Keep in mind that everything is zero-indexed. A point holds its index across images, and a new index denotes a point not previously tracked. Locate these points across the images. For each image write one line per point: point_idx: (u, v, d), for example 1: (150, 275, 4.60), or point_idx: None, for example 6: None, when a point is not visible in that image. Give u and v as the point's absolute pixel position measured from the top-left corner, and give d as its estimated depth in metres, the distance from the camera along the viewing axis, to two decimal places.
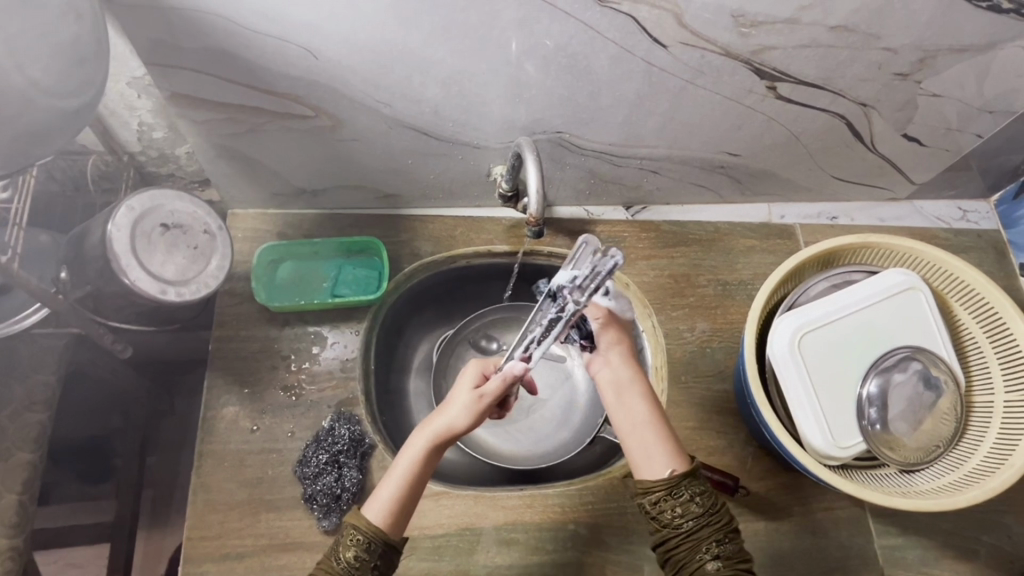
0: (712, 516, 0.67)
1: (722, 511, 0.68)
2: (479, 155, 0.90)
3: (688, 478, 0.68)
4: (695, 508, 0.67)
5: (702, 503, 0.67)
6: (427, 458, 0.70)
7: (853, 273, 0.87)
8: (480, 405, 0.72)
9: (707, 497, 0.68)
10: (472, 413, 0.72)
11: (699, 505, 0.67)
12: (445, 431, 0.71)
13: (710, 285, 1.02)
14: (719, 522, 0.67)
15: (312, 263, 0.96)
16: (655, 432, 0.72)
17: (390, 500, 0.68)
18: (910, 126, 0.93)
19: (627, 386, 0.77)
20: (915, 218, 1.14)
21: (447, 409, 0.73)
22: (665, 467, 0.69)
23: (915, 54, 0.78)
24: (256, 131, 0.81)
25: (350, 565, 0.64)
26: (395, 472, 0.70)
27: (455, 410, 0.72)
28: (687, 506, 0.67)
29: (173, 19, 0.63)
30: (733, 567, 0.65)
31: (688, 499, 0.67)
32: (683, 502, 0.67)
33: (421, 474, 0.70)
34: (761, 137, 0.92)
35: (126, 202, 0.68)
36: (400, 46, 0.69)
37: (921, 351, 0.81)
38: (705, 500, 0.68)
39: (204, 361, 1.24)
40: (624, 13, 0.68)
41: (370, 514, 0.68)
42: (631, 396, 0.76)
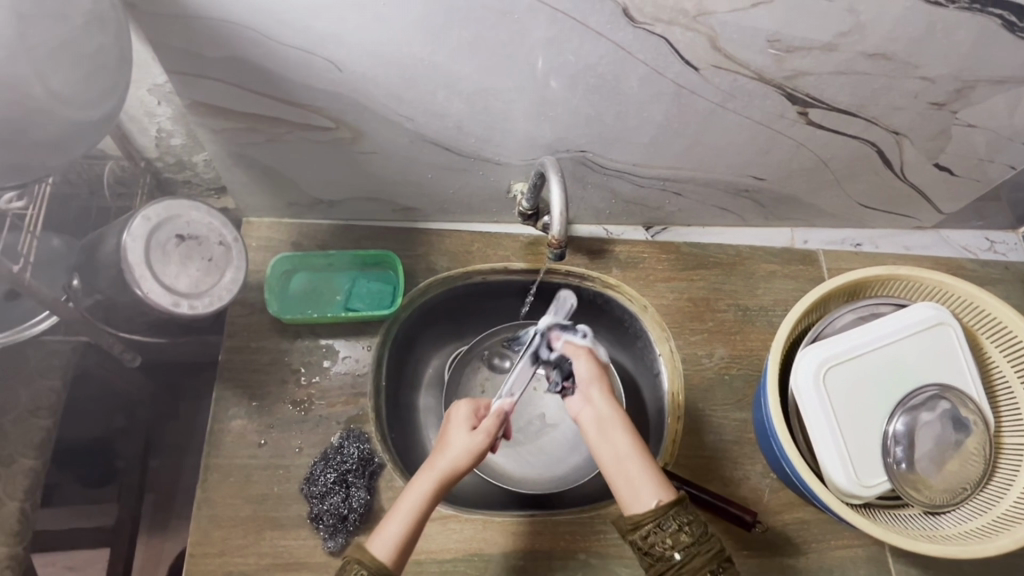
0: (704, 546, 0.65)
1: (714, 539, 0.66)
2: (500, 172, 0.88)
3: (676, 506, 0.66)
4: (685, 538, 0.65)
5: (692, 532, 0.66)
6: (433, 498, 0.69)
7: (881, 306, 0.84)
8: (481, 444, 0.73)
9: (696, 524, 0.66)
10: (474, 452, 0.72)
11: (690, 534, 0.65)
12: (450, 469, 0.70)
13: (730, 310, 1.00)
14: (712, 552, 0.65)
15: (326, 274, 0.94)
16: (641, 463, 0.70)
17: (398, 535, 0.67)
18: (942, 156, 0.91)
19: (606, 420, 0.75)
20: (942, 247, 1.12)
21: (448, 448, 0.73)
22: (658, 496, 0.68)
23: (953, 84, 0.76)
24: (276, 140, 0.80)
25: None
26: (400, 510, 0.68)
27: (455, 445, 0.72)
28: (678, 537, 0.65)
29: (198, 27, 0.62)
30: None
31: (677, 528, 0.65)
32: (673, 533, 0.65)
33: (425, 512, 0.69)
34: (789, 161, 0.90)
35: (142, 212, 0.67)
36: (426, 61, 0.68)
37: (949, 390, 0.78)
38: (696, 529, 0.66)
39: (212, 365, 1.23)
40: (658, 34, 0.66)
41: (375, 550, 0.66)
42: (611, 423, 0.75)
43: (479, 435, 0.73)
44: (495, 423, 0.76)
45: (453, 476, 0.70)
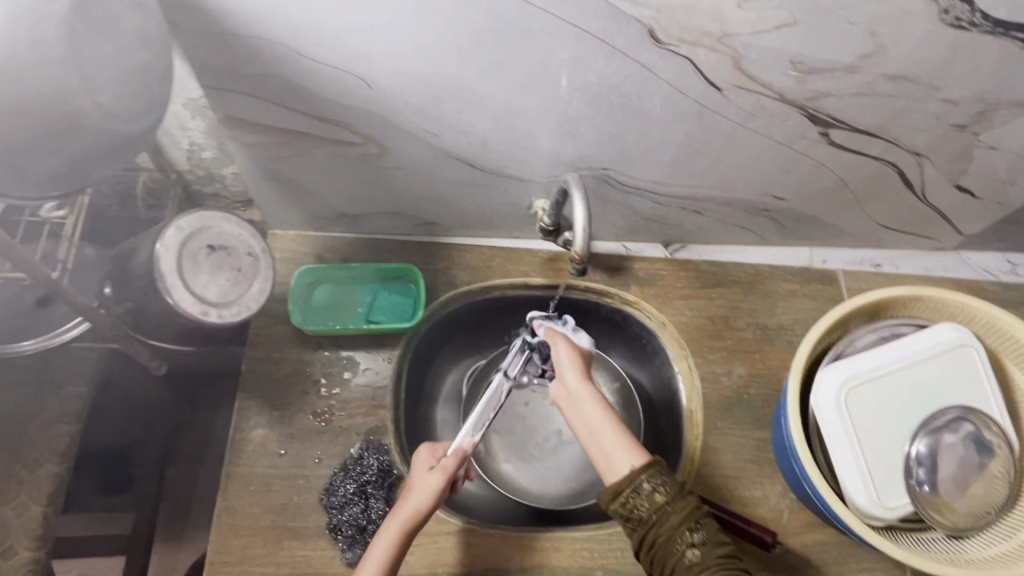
0: (679, 502, 0.69)
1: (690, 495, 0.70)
2: (522, 188, 0.89)
3: (647, 468, 0.70)
4: (660, 497, 0.69)
5: (667, 492, 0.69)
6: (398, 546, 0.73)
7: (902, 326, 0.85)
8: (440, 483, 0.77)
9: (669, 483, 0.70)
10: (434, 492, 0.76)
11: (664, 493, 0.69)
12: (414, 515, 0.74)
13: (749, 328, 1.00)
14: (688, 506, 0.68)
15: (348, 288, 0.95)
16: (615, 434, 0.76)
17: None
18: (964, 177, 0.91)
19: (580, 399, 0.81)
20: (962, 269, 1.11)
21: (410, 494, 0.76)
22: (632, 460, 0.73)
23: (975, 106, 0.77)
24: (304, 155, 0.82)
25: None
26: (370, 559, 0.72)
27: (419, 491, 0.76)
28: (652, 498, 0.69)
29: (235, 45, 0.64)
30: (713, 551, 0.66)
31: (650, 489, 0.69)
32: (648, 494, 0.69)
33: (392, 562, 0.72)
34: (810, 181, 0.91)
35: (175, 222, 0.69)
36: (454, 79, 0.69)
37: (973, 412, 0.78)
38: (671, 488, 0.70)
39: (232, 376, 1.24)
40: (682, 55, 0.67)
41: None
42: (583, 397, 0.81)
43: (436, 475, 0.77)
44: (455, 462, 0.79)
45: (413, 524, 0.74)
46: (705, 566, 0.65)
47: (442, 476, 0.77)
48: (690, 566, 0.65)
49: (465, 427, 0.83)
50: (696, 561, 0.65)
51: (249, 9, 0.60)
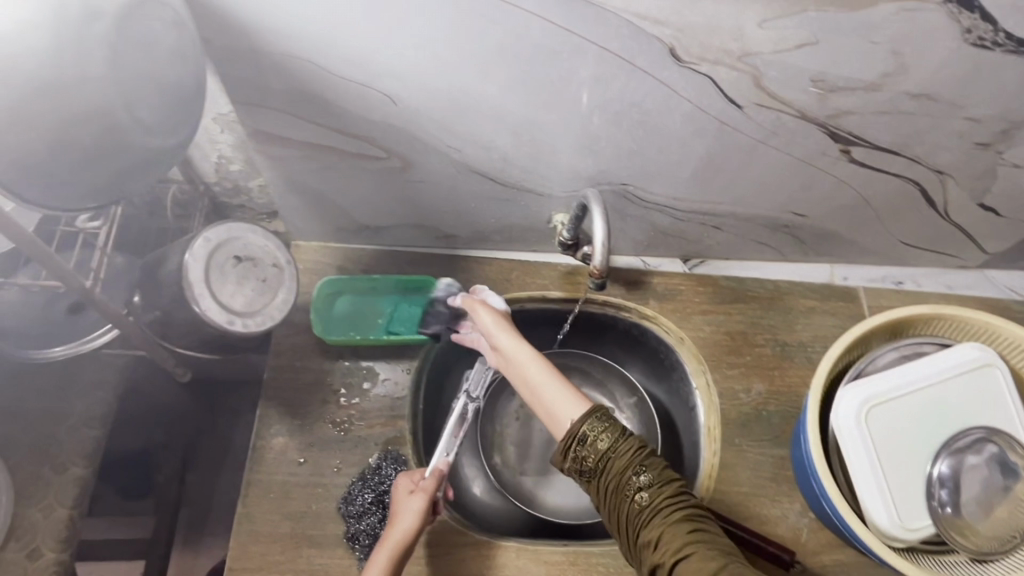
0: (623, 445, 0.70)
1: (634, 437, 0.72)
2: (542, 202, 0.90)
3: (588, 418, 0.72)
4: (604, 444, 0.71)
5: (611, 438, 0.71)
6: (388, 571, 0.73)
7: (924, 346, 0.84)
8: (423, 503, 0.77)
9: (612, 429, 0.72)
10: (420, 514, 0.76)
11: (608, 439, 0.71)
12: (403, 539, 0.74)
13: (768, 344, 1.00)
14: (632, 449, 0.70)
15: (369, 298, 0.96)
16: (554, 386, 0.77)
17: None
18: (988, 196, 0.90)
19: (515, 359, 0.81)
20: (987, 288, 1.10)
21: (395, 519, 0.76)
22: (575, 408, 0.74)
23: (999, 125, 0.76)
24: (329, 168, 0.83)
25: None
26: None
27: (405, 514, 0.76)
28: (597, 445, 0.71)
29: (265, 62, 0.66)
30: (662, 493, 0.67)
31: (593, 437, 0.71)
32: (592, 442, 0.71)
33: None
34: (830, 198, 0.91)
35: (204, 233, 0.70)
36: (477, 96, 0.71)
37: (998, 434, 0.77)
38: (616, 434, 0.71)
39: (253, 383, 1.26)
40: (703, 73, 0.68)
41: None
42: (519, 355, 0.81)
43: (418, 497, 0.77)
44: (435, 481, 0.80)
45: (401, 549, 0.74)
46: (655, 508, 0.67)
47: (424, 497, 0.77)
48: (641, 510, 0.67)
49: (438, 448, 0.85)
50: (646, 505, 0.67)
51: (280, 27, 0.62)
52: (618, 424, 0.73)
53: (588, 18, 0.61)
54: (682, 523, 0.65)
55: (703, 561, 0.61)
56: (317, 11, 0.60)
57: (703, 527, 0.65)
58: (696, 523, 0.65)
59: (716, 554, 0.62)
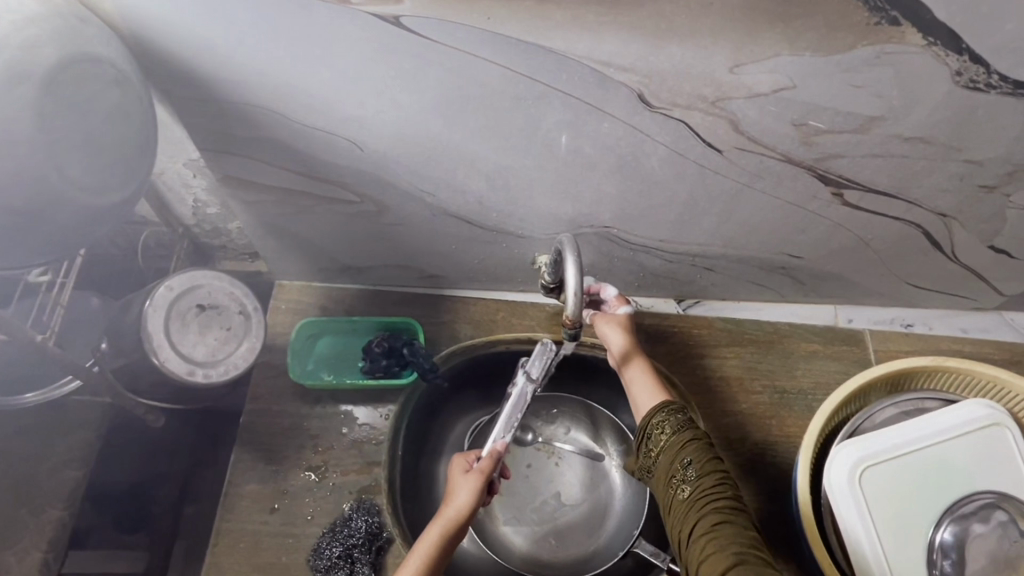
0: (676, 437, 0.71)
1: (694, 431, 0.71)
2: (523, 244, 0.87)
3: (657, 412, 0.74)
4: (663, 438, 0.72)
5: (673, 432, 0.72)
6: (441, 546, 0.72)
7: (926, 401, 0.78)
8: (477, 483, 0.75)
9: (674, 422, 0.72)
10: (474, 493, 0.74)
11: (667, 433, 0.72)
12: (456, 518, 0.73)
13: (765, 392, 0.95)
14: (682, 442, 0.70)
15: (349, 339, 0.94)
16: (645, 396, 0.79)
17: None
18: (998, 238, 0.85)
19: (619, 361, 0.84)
20: (1004, 331, 1.04)
21: (448, 496, 0.75)
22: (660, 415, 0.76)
23: (1003, 167, 0.71)
24: (303, 212, 0.82)
25: None
26: (412, 556, 0.72)
27: (460, 493, 0.75)
28: (659, 438, 0.72)
29: (226, 111, 0.65)
30: (702, 485, 0.66)
31: (657, 431, 0.73)
32: (654, 436, 0.73)
33: (435, 556, 0.71)
34: (828, 241, 0.86)
35: (165, 281, 0.70)
36: (445, 142, 0.69)
37: (1008, 500, 0.71)
38: (675, 429, 0.72)
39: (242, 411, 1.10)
40: (676, 118, 0.65)
41: None
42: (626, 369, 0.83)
43: (471, 477, 0.76)
44: (491, 464, 0.77)
45: (451, 529, 0.73)
46: (692, 500, 0.65)
47: (478, 475, 0.76)
48: (682, 502, 0.66)
49: (497, 425, 0.80)
50: (686, 496, 0.66)
51: (237, 75, 0.61)
52: (686, 420, 0.72)
53: (550, 66, 0.59)
54: (710, 515, 0.62)
55: (717, 560, 0.58)
56: (272, 61, 0.59)
57: (730, 520, 0.62)
58: (726, 517, 0.62)
59: (731, 550, 0.58)
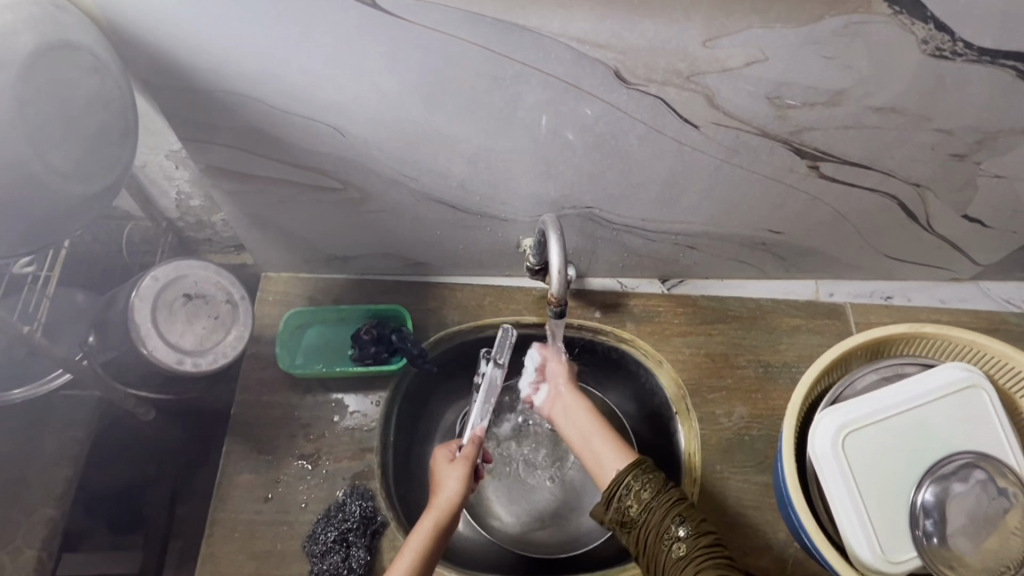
0: (663, 496, 0.70)
1: (677, 489, 0.71)
2: (507, 228, 0.88)
3: (633, 469, 0.72)
4: (645, 497, 0.71)
5: (656, 490, 0.71)
6: (437, 533, 0.72)
7: (905, 366, 0.80)
8: (465, 469, 0.77)
9: (656, 481, 0.71)
10: (463, 480, 0.76)
11: (651, 490, 0.71)
12: (450, 504, 0.74)
13: (750, 366, 0.97)
14: (670, 500, 0.69)
15: (337, 328, 0.95)
16: (603, 441, 0.79)
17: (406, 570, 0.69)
18: (971, 208, 0.87)
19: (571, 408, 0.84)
20: (981, 300, 1.06)
21: (437, 488, 0.76)
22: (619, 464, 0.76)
23: (972, 135, 0.73)
24: (286, 201, 0.83)
25: None
26: (406, 549, 0.70)
27: (448, 482, 0.76)
28: (641, 496, 0.71)
29: (206, 100, 0.66)
30: (698, 544, 0.66)
31: (637, 488, 0.71)
32: (634, 493, 0.71)
33: (430, 545, 0.71)
34: (806, 215, 0.88)
35: (151, 272, 0.71)
36: (425, 125, 0.69)
37: (986, 459, 0.73)
38: (659, 487, 0.71)
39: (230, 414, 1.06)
40: (652, 94, 0.66)
41: None
42: (574, 408, 0.84)
43: (459, 466, 0.77)
44: (474, 448, 0.80)
45: (445, 519, 0.73)
46: (689, 556, 0.65)
47: (465, 462, 0.78)
48: (676, 561, 0.66)
49: (474, 411, 0.82)
50: (682, 553, 0.66)
51: (213, 63, 0.61)
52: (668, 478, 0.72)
53: (526, 45, 0.59)
54: (711, 569, 0.63)
55: None
56: (249, 48, 0.60)
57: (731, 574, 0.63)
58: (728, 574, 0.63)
59: None
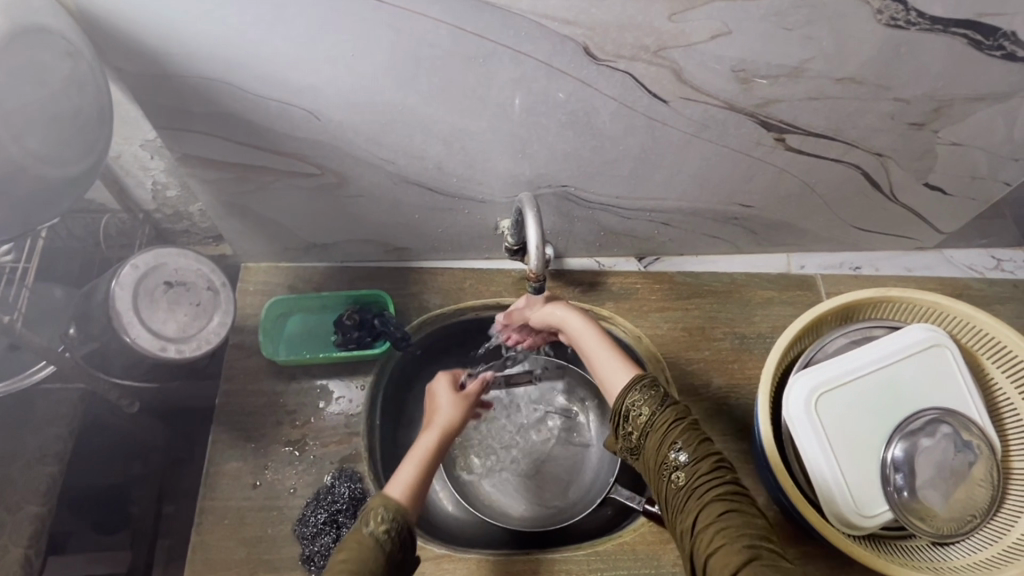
0: (660, 418, 0.66)
1: (676, 408, 0.67)
2: (484, 209, 0.90)
3: (629, 390, 0.68)
4: (643, 419, 0.67)
5: (652, 413, 0.67)
6: (436, 448, 0.73)
7: (873, 329, 0.83)
8: (467, 399, 0.80)
9: (651, 400, 0.67)
10: (462, 407, 0.79)
11: (646, 412, 0.67)
12: (449, 423, 0.76)
13: (726, 338, 0.99)
14: (667, 422, 0.65)
15: (320, 316, 0.96)
16: (612, 359, 0.74)
17: (411, 478, 0.69)
18: (932, 175, 0.90)
19: (580, 333, 0.80)
20: (945, 268, 1.10)
21: (438, 409, 0.78)
22: (624, 375, 0.72)
23: (930, 103, 0.76)
24: (264, 188, 0.83)
25: (380, 540, 0.62)
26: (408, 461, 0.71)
27: (445, 406, 0.78)
28: (639, 419, 0.67)
29: (180, 86, 0.66)
30: (698, 472, 0.62)
31: (635, 412, 0.67)
32: (632, 417, 0.68)
33: (432, 457, 0.72)
34: (775, 187, 0.90)
35: (130, 260, 0.71)
36: (400, 107, 0.70)
37: (951, 414, 0.76)
38: (655, 407, 0.67)
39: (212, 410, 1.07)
40: (621, 70, 0.67)
41: (393, 492, 0.67)
42: (584, 331, 0.79)
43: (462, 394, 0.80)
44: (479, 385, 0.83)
45: (443, 436, 0.75)
46: (689, 488, 0.61)
47: (468, 395, 0.80)
48: (677, 492, 0.62)
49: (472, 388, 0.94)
50: (682, 485, 0.62)
51: (187, 49, 0.62)
52: (661, 396, 0.67)
53: (497, 23, 0.61)
54: (715, 504, 0.59)
55: (728, 553, 0.55)
56: (222, 32, 0.60)
57: (735, 508, 0.58)
58: (731, 506, 0.59)
59: (743, 543, 0.55)
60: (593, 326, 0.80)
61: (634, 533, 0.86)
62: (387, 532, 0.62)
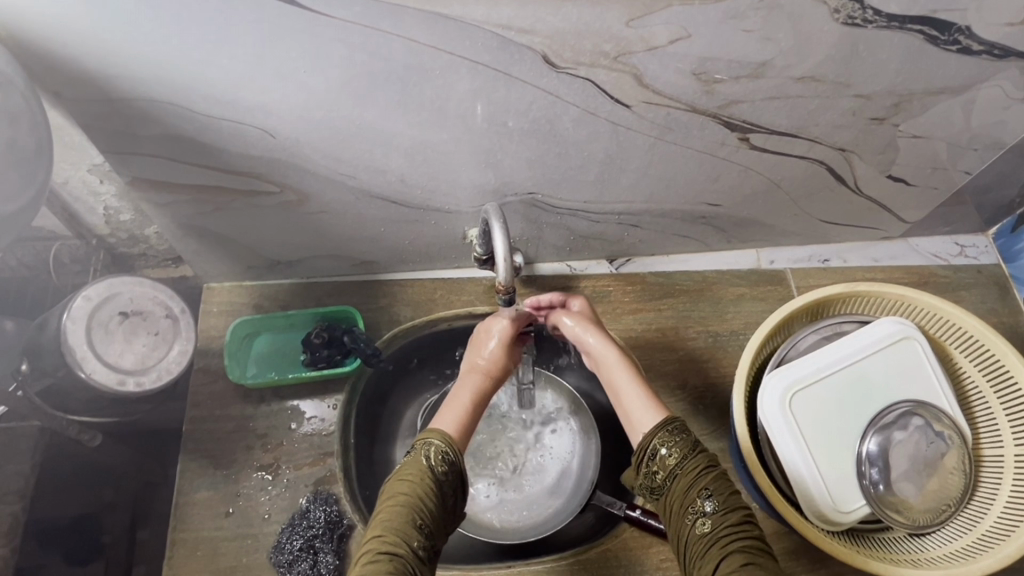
0: (690, 462, 0.66)
1: (706, 455, 0.67)
2: (451, 220, 0.88)
3: (659, 431, 0.68)
4: (671, 461, 0.66)
5: (681, 457, 0.66)
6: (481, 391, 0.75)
7: (843, 324, 0.83)
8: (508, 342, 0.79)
9: (683, 444, 0.67)
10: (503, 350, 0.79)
11: (675, 455, 0.66)
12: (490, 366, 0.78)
13: (700, 337, 0.99)
14: (699, 468, 0.65)
15: (287, 335, 0.93)
16: (638, 394, 0.73)
17: (461, 415, 0.71)
18: (894, 167, 0.91)
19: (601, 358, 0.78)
20: (911, 256, 1.11)
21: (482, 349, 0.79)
22: (652, 417, 0.70)
23: (890, 98, 0.76)
24: (223, 209, 0.80)
25: (438, 474, 0.64)
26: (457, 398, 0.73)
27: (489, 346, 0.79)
28: (666, 461, 0.67)
29: (127, 110, 0.64)
30: (725, 522, 0.61)
31: (663, 453, 0.67)
32: (659, 457, 0.67)
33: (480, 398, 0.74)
34: (741, 186, 0.90)
35: (81, 292, 0.69)
36: (358, 122, 0.69)
37: (922, 406, 0.77)
38: (685, 452, 0.66)
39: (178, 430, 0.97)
40: (582, 77, 0.66)
41: (442, 425, 0.70)
42: (606, 358, 0.78)
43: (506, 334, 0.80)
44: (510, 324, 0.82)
45: (489, 376, 0.77)
46: (714, 536, 0.61)
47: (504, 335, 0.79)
48: (700, 539, 0.62)
49: None
50: (707, 532, 0.61)
51: (130, 70, 0.59)
52: (693, 442, 0.67)
53: (452, 34, 0.59)
54: (737, 555, 0.58)
55: None
56: (165, 53, 0.58)
57: (756, 561, 0.58)
58: (753, 558, 0.58)
59: None
60: (618, 353, 0.78)
61: (614, 539, 0.86)
62: (444, 472, 0.64)
